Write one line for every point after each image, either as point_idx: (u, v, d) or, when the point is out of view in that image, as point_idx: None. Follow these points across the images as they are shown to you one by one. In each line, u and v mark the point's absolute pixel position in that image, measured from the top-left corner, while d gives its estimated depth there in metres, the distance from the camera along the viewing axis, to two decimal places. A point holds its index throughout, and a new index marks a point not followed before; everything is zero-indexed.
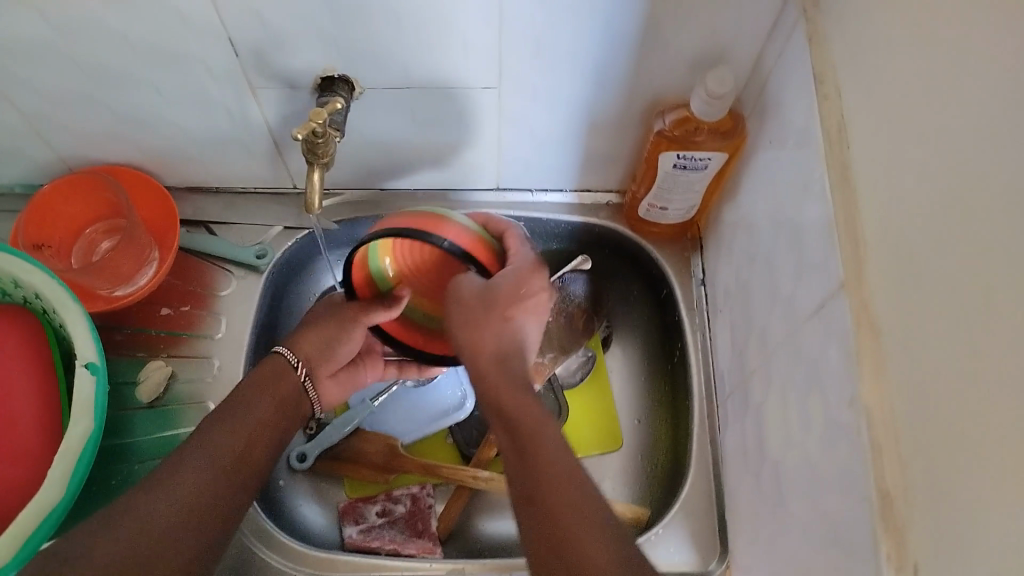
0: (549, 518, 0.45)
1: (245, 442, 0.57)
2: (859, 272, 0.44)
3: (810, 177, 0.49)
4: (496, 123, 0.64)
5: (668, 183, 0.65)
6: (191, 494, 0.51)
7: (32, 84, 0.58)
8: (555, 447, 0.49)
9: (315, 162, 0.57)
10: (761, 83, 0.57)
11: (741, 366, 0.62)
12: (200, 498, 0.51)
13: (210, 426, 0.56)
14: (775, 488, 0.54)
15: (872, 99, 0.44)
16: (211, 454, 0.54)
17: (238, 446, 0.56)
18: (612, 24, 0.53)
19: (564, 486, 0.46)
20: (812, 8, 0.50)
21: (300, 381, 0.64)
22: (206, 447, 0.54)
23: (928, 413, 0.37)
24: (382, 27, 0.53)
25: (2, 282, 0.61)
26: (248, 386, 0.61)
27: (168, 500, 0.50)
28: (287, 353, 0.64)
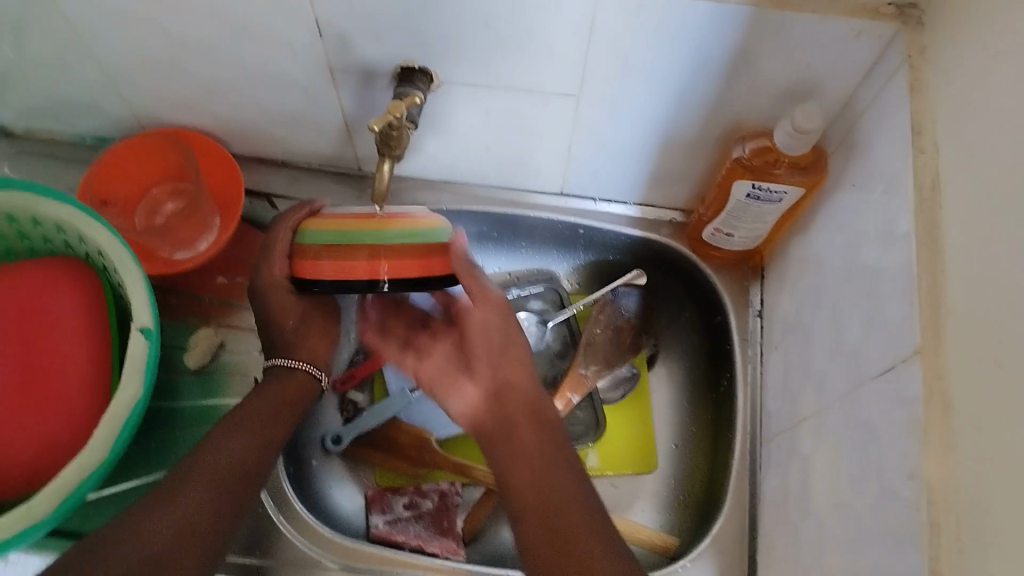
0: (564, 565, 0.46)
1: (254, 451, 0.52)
2: (936, 336, 0.42)
3: (894, 228, 0.47)
4: (571, 131, 0.63)
5: (739, 211, 0.63)
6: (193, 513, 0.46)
7: (117, 43, 0.59)
8: (577, 495, 0.50)
9: (387, 154, 0.56)
10: (850, 121, 0.55)
11: (792, 409, 0.60)
12: (206, 523, 0.46)
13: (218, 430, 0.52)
14: (815, 541, 0.52)
15: (971, 158, 0.42)
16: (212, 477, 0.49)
17: (243, 466, 0.51)
18: (704, 46, 0.52)
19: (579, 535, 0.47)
20: (916, 52, 0.48)
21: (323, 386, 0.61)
22: (213, 455, 0.50)
23: (996, 497, 0.35)
24: (469, 24, 0.52)
25: (68, 235, 0.63)
26: (259, 393, 0.57)
27: (167, 520, 0.45)
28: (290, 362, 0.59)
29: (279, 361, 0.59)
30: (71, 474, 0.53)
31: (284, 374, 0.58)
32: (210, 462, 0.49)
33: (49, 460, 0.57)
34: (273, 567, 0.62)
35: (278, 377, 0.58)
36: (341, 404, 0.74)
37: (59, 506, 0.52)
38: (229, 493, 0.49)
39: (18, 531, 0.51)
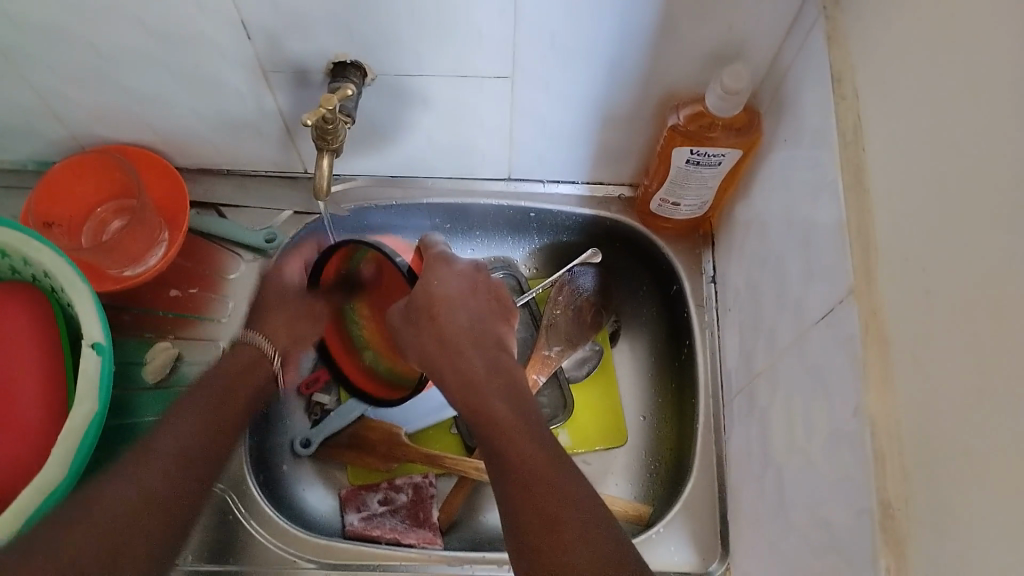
0: (538, 519, 0.46)
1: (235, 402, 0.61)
2: (869, 274, 0.43)
3: (824, 176, 0.48)
4: (509, 115, 0.64)
5: (680, 179, 0.64)
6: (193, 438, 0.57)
7: (46, 63, 0.58)
8: (547, 455, 0.49)
9: (325, 148, 0.56)
10: (777, 80, 0.56)
11: (748, 366, 0.61)
12: (162, 494, 0.53)
13: (202, 391, 0.61)
14: (776, 489, 0.54)
15: (889, 99, 0.43)
16: (168, 458, 0.55)
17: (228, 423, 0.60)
18: (629, 18, 0.52)
19: (550, 488, 0.47)
20: (831, 5, 0.49)
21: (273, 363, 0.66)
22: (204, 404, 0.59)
23: (934, 421, 0.36)
24: (394, 14, 0.53)
25: (11, 259, 0.62)
26: (235, 347, 0.66)
27: (170, 450, 0.55)
28: (252, 338, 0.66)
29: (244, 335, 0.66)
30: (34, 495, 0.53)
31: (247, 349, 0.65)
32: (182, 427, 0.57)
33: (11, 485, 0.56)
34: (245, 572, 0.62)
35: (241, 350, 0.65)
36: (309, 407, 0.74)
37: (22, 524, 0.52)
38: (215, 446, 0.58)
39: None
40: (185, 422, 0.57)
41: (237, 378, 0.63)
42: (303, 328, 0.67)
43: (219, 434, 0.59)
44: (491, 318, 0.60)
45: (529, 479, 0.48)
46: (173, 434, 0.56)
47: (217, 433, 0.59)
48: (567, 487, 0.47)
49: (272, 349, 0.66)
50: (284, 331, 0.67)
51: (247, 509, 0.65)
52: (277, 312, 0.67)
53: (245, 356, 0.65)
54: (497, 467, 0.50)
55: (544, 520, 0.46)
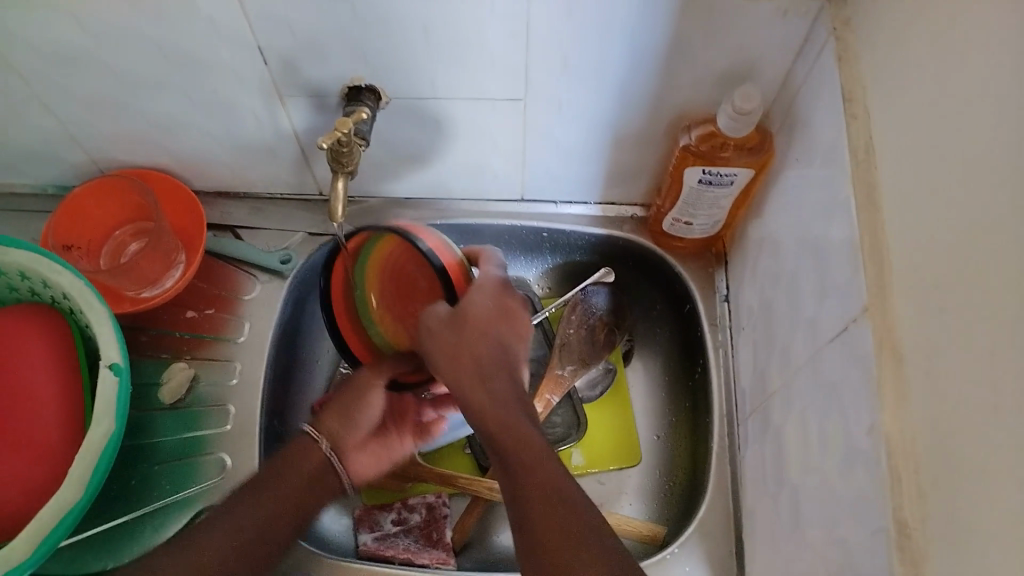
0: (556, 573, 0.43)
1: (319, 467, 0.58)
2: (882, 292, 0.43)
3: (836, 194, 0.49)
4: (523, 136, 0.64)
5: (693, 198, 0.65)
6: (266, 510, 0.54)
7: (67, 89, 0.59)
8: (577, 504, 0.46)
9: (340, 170, 0.57)
10: (788, 100, 0.57)
11: (762, 386, 0.61)
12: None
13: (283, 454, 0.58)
14: (792, 509, 0.53)
15: (900, 118, 0.43)
16: (238, 539, 0.52)
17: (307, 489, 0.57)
18: (641, 39, 0.53)
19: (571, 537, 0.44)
20: (841, 25, 0.50)
21: (325, 453, 0.59)
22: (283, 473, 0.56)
23: (949, 439, 0.36)
24: (410, 37, 0.53)
25: (31, 281, 0.63)
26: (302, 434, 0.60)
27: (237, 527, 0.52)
28: (313, 432, 0.60)
29: (311, 430, 0.60)
30: (50, 515, 0.53)
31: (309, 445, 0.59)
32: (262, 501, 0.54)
33: (26, 505, 0.57)
34: None
35: (304, 448, 0.59)
36: None
37: (35, 549, 0.53)
38: (288, 514, 0.55)
39: None
40: (269, 486, 0.55)
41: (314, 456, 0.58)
42: (354, 432, 0.61)
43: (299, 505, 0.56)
44: (519, 346, 0.56)
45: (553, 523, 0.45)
46: (247, 508, 0.53)
47: (293, 501, 0.56)
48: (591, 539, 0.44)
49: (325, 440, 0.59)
50: (338, 418, 0.61)
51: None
52: (340, 410, 0.61)
53: (304, 453, 0.58)
54: (517, 509, 0.47)
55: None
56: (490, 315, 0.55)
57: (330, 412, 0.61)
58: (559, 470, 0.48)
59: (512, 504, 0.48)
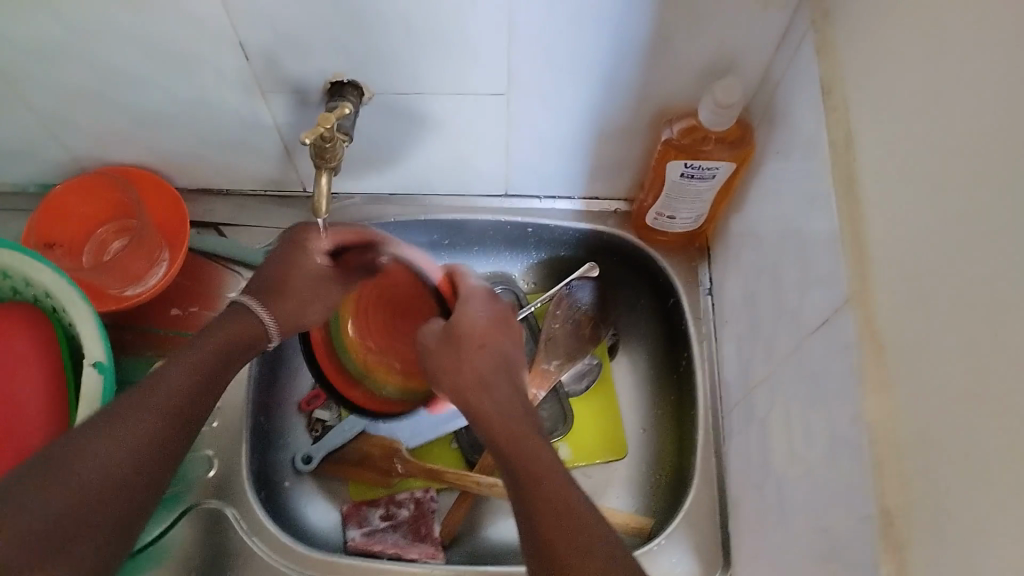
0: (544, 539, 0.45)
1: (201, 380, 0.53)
2: (864, 282, 0.44)
3: (816, 188, 0.49)
4: (506, 132, 0.65)
5: (676, 192, 0.65)
6: (160, 420, 0.49)
7: (49, 86, 0.59)
8: (564, 479, 0.49)
9: (322, 165, 0.57)
10: (768, 94, 0.57)
11: (747, 378, 0.62)
12: (140, 474, 0.46)
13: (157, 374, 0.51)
14: (777, 499, 0.54)
15: (877, 112, 0.44)
16: (126, 438, 0.46)
17: (182, 406, 0.51)
18: (623, 33, 0.53)
19: (556, 509, 0.46)
20: (819, 19, 0.50)
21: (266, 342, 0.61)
22: (151, 392, 0.50)
23: (932, 426, 0.37)
24: (392, 33, 0.53)
25: (13, 280, 0.63)
26: (221, 322, 0.58)
27: (133, 436, 0.47)
28: (248, 300, 0.61)
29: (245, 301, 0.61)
30: None
31: (244, 313, 0.60)
32: (154, 400, 0.49)
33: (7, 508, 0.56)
34: None
35: (231, 320, 0.59)
36: (310, 424, 0.74)
37: None
38: (173, 418, 0.50)
39: None
40: (140, 408, 0.48)
41: (199, 370, 0.53)
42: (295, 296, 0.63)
43: (181, 425, 0.50)
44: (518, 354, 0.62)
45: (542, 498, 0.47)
46: (153, 395, 0.49)
47: (174, 412, 0.50)
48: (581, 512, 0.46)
49: (272, 323, 0.61)
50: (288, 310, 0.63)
51: (259, 543, 0.64)
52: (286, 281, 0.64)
53: (239, 319, 0.59)
54: (524, 500, 0.48)
55: (559, 541, 0.45)
56: (490, 321, 0.62)
57: (268, 288, 0.63)
58: (549, 453, 0.51)
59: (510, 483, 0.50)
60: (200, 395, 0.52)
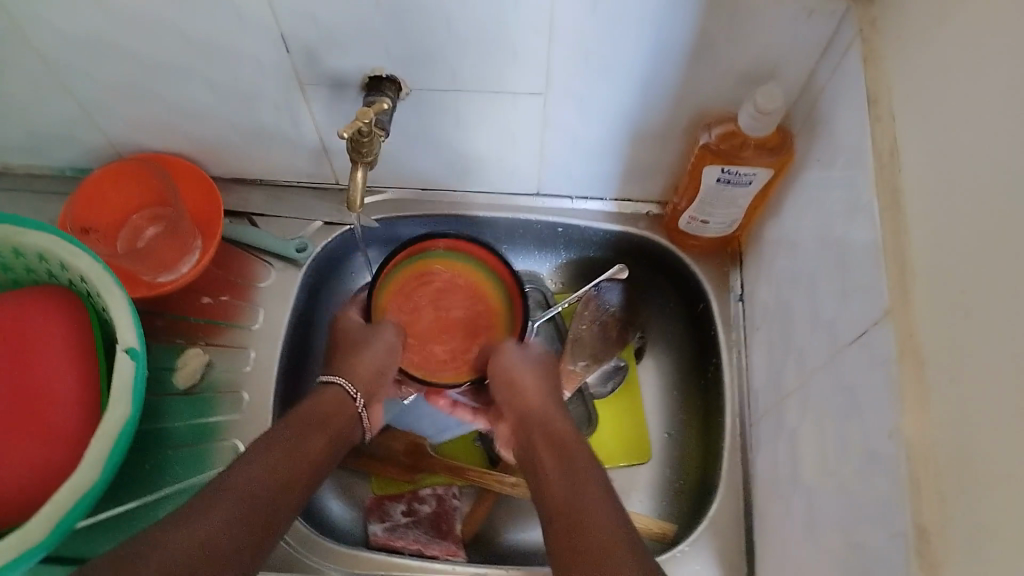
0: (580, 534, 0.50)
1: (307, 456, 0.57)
2: (905, 295, 0.43)
3: (858, 198, 0.48)
4: (541, 131, 0.64)
5: (711, 197, 0.65)
6: (229, 512, 0.49)
7: (89, 73, 0.60)
8: (604, 495, 0.53)
9: (360, 160, 0.57)
10: (810, 101, 0.57)
11: (777, 387, 0.61)
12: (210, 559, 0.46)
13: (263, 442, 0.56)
14: (806, 510, 0.53)
15: (925, 123, 0.43)
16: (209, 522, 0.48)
17: (270, 485, 0.53)
18: (664, 36, 0.53)
19: (593, 521, 0.50)
20: (867, 27, 0.49)
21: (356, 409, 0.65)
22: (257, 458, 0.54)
23: (971, 445, 0.36)
24: (432, 30, 0.53)
25: (50, 263, 0.63)
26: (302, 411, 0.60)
27: (204, 527, 0.47)
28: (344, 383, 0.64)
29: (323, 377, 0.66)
30: (67, 494, 0.54)
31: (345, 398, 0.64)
32: (229, 489, 0.51)
33: (36, 486, 0.57)
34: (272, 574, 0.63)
35: (325, 391, 0.64)
36: None
37: (51, 531, 0.53)
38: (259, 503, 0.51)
39: (11, 559, 0.51)
40: (228, 487, 0.51)
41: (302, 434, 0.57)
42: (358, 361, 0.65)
43: (285, 490, 0.54)
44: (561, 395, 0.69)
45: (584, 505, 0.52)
46: (250, 467, 0.53)
47: (271, 486, 0.53)
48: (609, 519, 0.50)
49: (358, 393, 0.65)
50: (370, 371, 0.65)
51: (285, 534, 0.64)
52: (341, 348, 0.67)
53: (335, 396, 0.63)
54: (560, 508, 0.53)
55: (592, 541, 0.49)
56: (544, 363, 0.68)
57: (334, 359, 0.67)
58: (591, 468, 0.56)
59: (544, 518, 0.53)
60: (277, 483, 0.53)
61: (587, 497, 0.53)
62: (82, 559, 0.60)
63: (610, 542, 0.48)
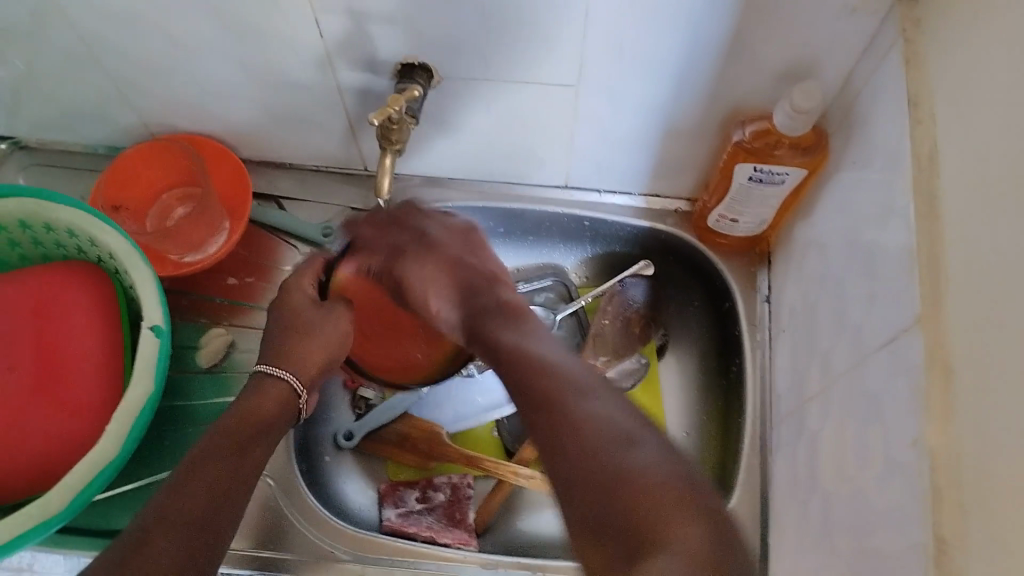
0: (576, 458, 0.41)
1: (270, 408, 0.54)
2: (936, 302, 0.42)
3: (893, 202, 0.48)
4: (572, 123, 0.64)
5: (742, 195, 0.64)
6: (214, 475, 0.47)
7: (125, 51, 0.60)
8: (595, 404, 0.44)
9: (388, 147, 0.57)
10: (848, 101, 0.56)
11: (800, 390, 0.60)
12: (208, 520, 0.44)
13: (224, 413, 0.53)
14: (823, 516, 0.53)
15: (965, 128, 0.42)
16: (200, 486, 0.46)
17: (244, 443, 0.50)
18: (701, 29, 0.52)
19: (587, 437, 0.41)
20: (911, 28, 0.48)
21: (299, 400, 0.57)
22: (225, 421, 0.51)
23: (997, 458, 0.35)
24: (467, 17, 0.53)
25: (78, 239, 0.64)
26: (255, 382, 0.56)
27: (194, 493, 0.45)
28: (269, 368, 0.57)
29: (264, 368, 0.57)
30: (86, 466, 0.54)
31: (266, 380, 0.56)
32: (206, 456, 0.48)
33: (61, 459, 0.58)
34: (283, 555, 0.62)
35: (266, 384, 0.56)
36: (353, 401, 0.75)
37: (71, 502, 0.53)
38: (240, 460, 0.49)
39: (31, 529, 0.52)
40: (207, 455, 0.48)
41: (258, 396, 0.55)
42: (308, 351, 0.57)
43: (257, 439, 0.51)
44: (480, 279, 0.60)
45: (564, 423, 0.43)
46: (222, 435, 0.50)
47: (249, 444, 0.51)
48: (605, 432, 0.41)
49: (302, 385, 0.57)
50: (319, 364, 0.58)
51: (294, 512, 0.65)
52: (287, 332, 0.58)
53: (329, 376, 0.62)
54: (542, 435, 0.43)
55: (594, 468, 0.40)
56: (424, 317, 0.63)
57: (275, 343, 0.58)
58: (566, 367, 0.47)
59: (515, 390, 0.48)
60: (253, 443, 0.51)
61: (569, 387, 0.45)
62: (99, 532, 0.61)
63: (583, 421, 0.42)
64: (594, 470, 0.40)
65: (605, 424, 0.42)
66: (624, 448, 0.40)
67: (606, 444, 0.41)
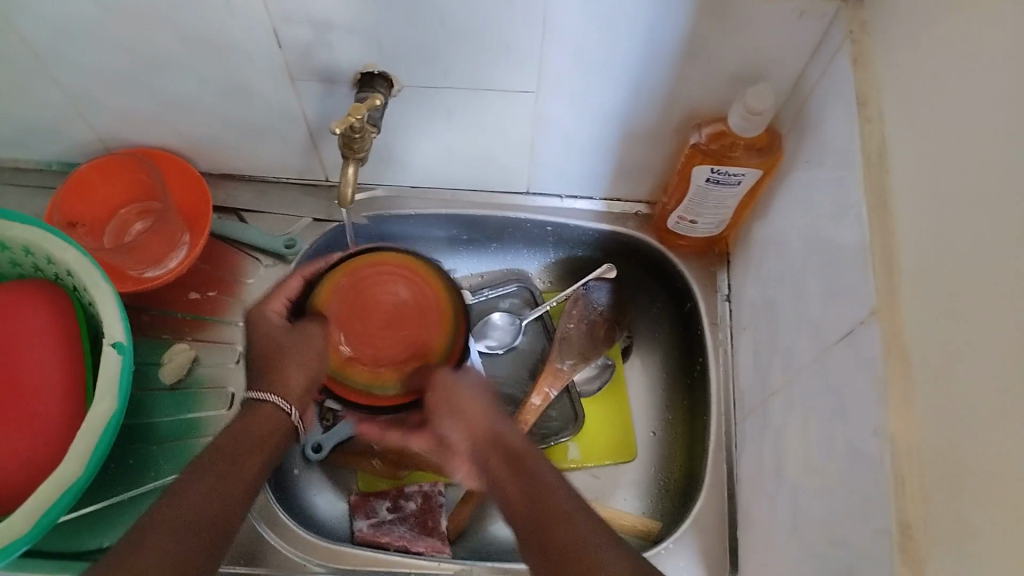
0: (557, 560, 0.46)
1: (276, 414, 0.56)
2: (892, 294, 0.43)
3: (847, 197, 0.49)
4: (532, 129, 0.64)
5: (700, 197, 0.65)
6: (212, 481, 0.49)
7: (78, 65, 0.59)
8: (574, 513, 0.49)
9: (350, 157, 0.57)
10: (800, 102, 0.57)
11: (763, 385, 0.62)
12: (203, 525, 0.47)
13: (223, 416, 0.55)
14: (791, 508, 0.54)
15: (912, 124, 0.44)
16: (196, 489, 0.48)
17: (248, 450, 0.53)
18: (656, 35, 0.53)
19: (574, 544, 0.46)
20: (857, 29, 0.50)
21: (293, 421, 0.57)
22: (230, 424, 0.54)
23: (955, 441, 0.37)
24: (426, 26, 0.53)
25: (35, 257, 0.63)
26: (248, 406, 0.56)
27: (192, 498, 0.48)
28: (258, 397, 0.56)
29: (250, 396, 0.57)
30: (50, 489, 0.53)
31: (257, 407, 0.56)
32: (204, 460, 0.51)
33: (26, 480, 0.57)
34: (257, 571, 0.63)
35: (252, 409, 0.56)
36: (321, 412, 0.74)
37: (36, 526, 0.53)
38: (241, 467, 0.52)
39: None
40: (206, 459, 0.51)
41: (250, 423, 0.55)
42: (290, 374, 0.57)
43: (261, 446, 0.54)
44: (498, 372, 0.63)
45: (549, 526, 0.48)
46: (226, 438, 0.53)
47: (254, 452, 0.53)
48: (586, 535, 0.47)
49: (291, 406, 0.56)
50: (302, 382, 0.57)
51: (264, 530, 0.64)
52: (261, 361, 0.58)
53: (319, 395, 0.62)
54: (533, 538, 0.48)
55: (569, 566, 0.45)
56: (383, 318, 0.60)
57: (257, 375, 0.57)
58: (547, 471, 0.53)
59: (512, 482, 0.53)
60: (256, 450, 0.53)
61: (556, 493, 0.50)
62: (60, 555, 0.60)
63: (570, 528, 0.48)
64: (572, 570, 0.45)
65: (582, 530, 0.47)
66: (594, 555, 0.45)
67: (572, 547, 0.46)
